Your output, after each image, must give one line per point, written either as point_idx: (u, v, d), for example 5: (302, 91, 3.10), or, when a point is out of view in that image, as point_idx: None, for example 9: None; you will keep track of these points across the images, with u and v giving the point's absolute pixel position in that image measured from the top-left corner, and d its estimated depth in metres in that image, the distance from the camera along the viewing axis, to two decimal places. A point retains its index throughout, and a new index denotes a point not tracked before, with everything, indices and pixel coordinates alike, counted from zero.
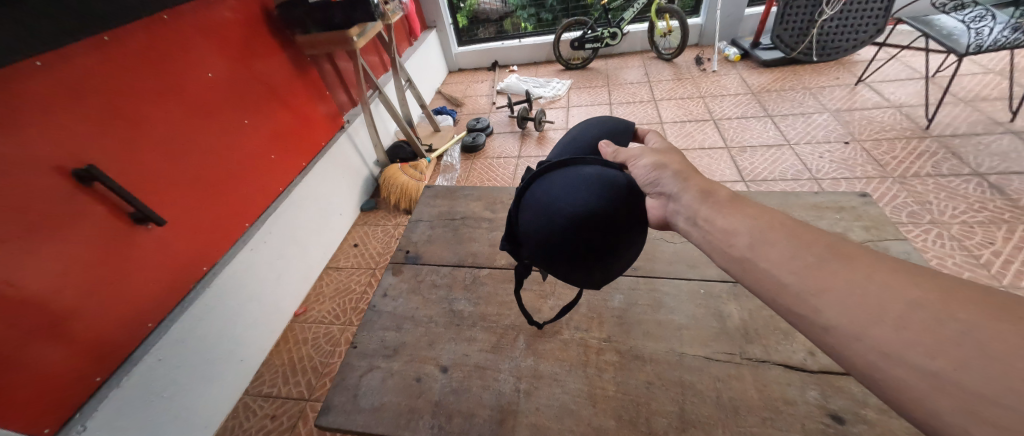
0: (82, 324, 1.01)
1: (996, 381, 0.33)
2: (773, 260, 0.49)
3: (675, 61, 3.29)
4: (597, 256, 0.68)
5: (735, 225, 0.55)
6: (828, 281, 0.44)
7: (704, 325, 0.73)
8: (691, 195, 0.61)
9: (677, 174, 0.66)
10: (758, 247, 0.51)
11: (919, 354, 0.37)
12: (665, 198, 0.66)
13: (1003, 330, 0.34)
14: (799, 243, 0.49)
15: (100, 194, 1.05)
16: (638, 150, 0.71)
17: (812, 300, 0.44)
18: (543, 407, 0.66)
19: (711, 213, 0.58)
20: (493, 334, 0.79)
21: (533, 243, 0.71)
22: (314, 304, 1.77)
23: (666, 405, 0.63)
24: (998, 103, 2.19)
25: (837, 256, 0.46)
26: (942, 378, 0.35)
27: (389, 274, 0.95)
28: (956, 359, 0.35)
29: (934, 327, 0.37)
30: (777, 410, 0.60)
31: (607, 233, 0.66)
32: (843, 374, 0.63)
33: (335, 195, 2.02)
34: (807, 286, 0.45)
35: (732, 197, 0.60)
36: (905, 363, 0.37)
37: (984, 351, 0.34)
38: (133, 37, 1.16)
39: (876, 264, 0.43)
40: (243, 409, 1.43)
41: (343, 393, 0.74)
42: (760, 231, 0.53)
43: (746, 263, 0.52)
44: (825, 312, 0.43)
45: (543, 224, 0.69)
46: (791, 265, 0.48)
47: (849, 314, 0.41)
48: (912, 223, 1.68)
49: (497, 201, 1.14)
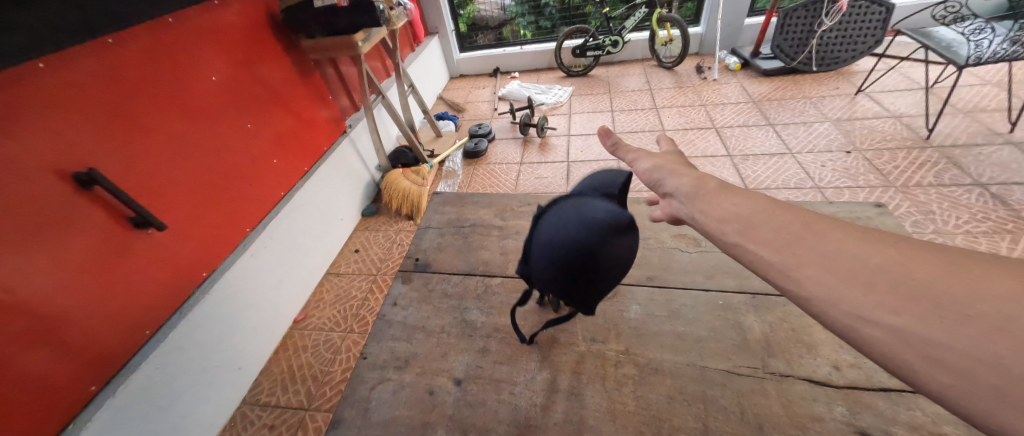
0: (76, 330, 0.98)
1: (980, 344, 0.32)
2: (763, 242, 0.47)
3: (675, 70, 3.31)
4: (597, 265, 0.65)
5: (724, 213, 0.53)
6: (807, 255, 0.43)
7: (725, 338, 0.72)
8: (685, 188, 0.61)
9: (675, 171, 0.65)
10: (741, 228, 0.50)
11: (896, 319, 0.36)
12: (667, 199, 0.64)
13: (986, 292, 0.34)
14: (778, 220, 0.48)
15: (100, 197, 1.02)
16: (634, 153, 0.71)
17: (793, 274, 0.43)
18: (562, 422, 0.64)
19: (701, 207, 0.57)
20: (507, 346, 0.77)
21: (538, 265, 0.71)
22: (315, 310, 1.74)
23: (688, 422, 0.61)
24: (996, 114, 2.21)
25: (812, 231, 0.45)
26: (926, 344, 0.35)
27: (398, 283, 0.94)
28: (940, 325, 0.34)
29: (916, 294, 0.37)
30: (803, 427, 0.58)
31: (606, 239, 0.65)
32: (871, 389, 0.61)
33: (337, 199, 1.99)
34: (788, 261, 0.44)
35: (722, 185, 0.58)
36: (887, 330, 0.37)
37: (966, 315, 0.34)
38: (136, 41, 1.14)
39: (846, 235, 0.43)
40: (241, 419, 1.40)
41: (354, 407, 0.71)
42: (744, 213, 0.52)
43: (730, 247, 0.50)
44: (810, 288, 0.42)
45: (547, 243, 0.69)
46: (772, 243, 0.46)
47: (829, 286, 0.40)
48: (917, 232, 1.68)
49: (507, 208, 1.13)
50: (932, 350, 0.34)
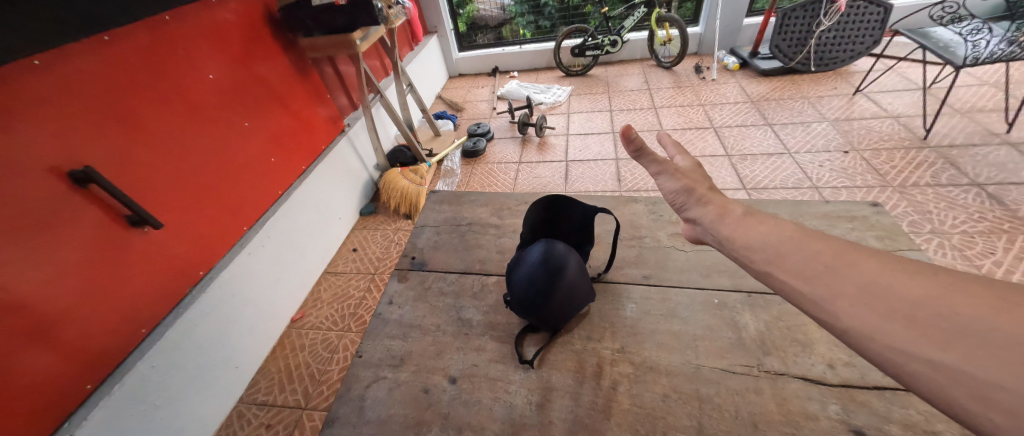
0: (71, 328, 0.97)
1: (1000, 367, 0.35)
2: (792, 272, 0.52)
3: (674, 69, 3.30)
4: (567, 264, 0.76)
5: (752, 241, 0.58)
6: (837, 287, 0.48)
7: (720, 337, 0.72)
8: (712, 212, 0.67)
9: (700, 196, 0.70)
10: (774, 259, 0.55)
11: (928, 348, 0.40)
12: (693, 222, 0.71)
13: (1005, 319, 0.37)
14: (811, 251, 0.53)
15: (96, 195, 1.02)
16: (660, 166, 0.74)
17: (826, 305, 0.48)
18: (557, 421, 0.64)
19: (728, 233, 0.63)
20: (503, 344, 0.77)
21: (515, 289, 0.75)
22: (312, 309, 1.74)
23: (683, 420, 0.61)
24: (993, 115, 2.22)
25: (843, 262, 0.50)
26: (950, 368, 0.38)
27: (394, 281, 0.94)
28: (962, 351, 0.38)
29: (939, 321, 0.40)
30: (798, 425, 0.58)
31: (567, 247, 0.79)
32: (865, 388, 0.61)
33: (334, 198, 1.99)
34: (821, 293, 0.49)
35: (748, 212, 0.64)
36: (917, 357, 0.40)
37: (985, 341, 0.37)
38: (134, 38, 1.14)
39: (883, 268, 0.47)
40: (237, 417, 1.40)
41: (349, 405, 0.71)
42: (776, 242, 0.57)
43: (766, 277, 0.55)
44: (841, 316, 0.46)
45: (522, 275, 0.75)
46: (804, 274, 0.51)
47: (860, 316, 0.45)
48: (914, 232, 1.68)
49: (504, 207, 1.12)
50: (964, 378, 0.37)
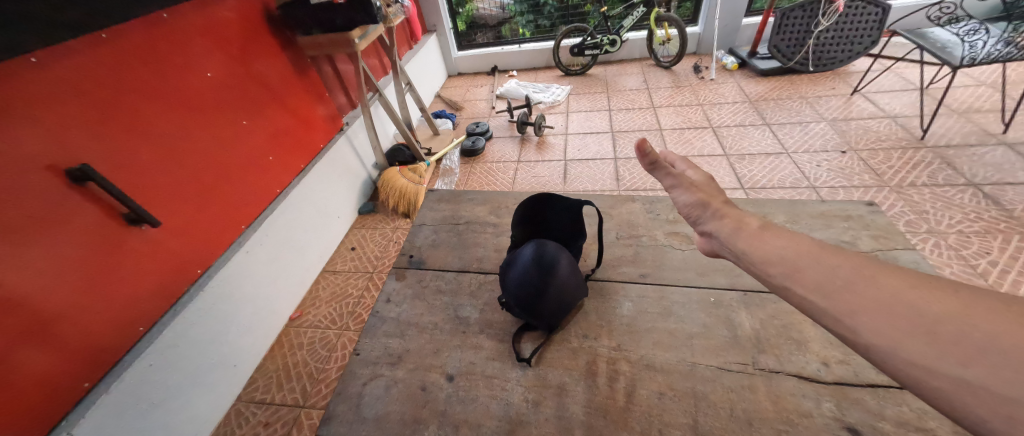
0: (70, 326, 0.98)
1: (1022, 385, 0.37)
2: (811, 286, 0.53)
3: (673, 69, 3.30)
4: (559, 263, 0.76)
5: (768, 253, 0.59)
6: (858, 302, 0.49)
7: (716, 335, 0.72)
8: (728, 226, 0.67)
9: (716, 210, 0.71)
10: (791, 272, 0.56)
11: (949, 364, 0.41)
12: (708, 235, 0.72)
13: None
14: (830, 264, 0.54)
15: (94, 193, 1.02)
16: (674, 179, 0.75)
17: (846, 320, 0.49)
18: (553, 418, 0.64)
19: (744, 241, 0.64)
20: (500, 342, 0.77)
21: (509, 290, 0.75)
22: (310, 308, 1.74)
23: (679, 418, 0.62)
24: (990, 115, 2.22)
25: (862, 276, 0.51)
26: (973, 385, 0.39)
27: (392, 280, 0.94)
28: (985, 368, 0.39)
29: (961, 339, 0.42)
30: (792, 422, 0.59)
31: (557, 246, 0.79)
32: (859, 385, 0.62)
33: (332, 196, 1.99)
34: (840, 308, 0.50)
35: (765, 226, 0.64)
36: (942, 374, 0.42)
37: (1007, 358, 0.39)
38: (131, 36, 1.14)
39: (902, 283, 0.48)
40: (236, 416, 1.40)
41: (346, 402, 0.72)
42: (792, 254, 0.58)
43: (784, 291, 0.56)
44: (862, 332, 0.47)
45: (516, 277, 0.75)
46: (822, 288, 0.52)
47: (881, 332, 0.46)
48: (910, 232, 1.69)
49: (502, 206, 1.13)
50: (988, 397, 0.38)
